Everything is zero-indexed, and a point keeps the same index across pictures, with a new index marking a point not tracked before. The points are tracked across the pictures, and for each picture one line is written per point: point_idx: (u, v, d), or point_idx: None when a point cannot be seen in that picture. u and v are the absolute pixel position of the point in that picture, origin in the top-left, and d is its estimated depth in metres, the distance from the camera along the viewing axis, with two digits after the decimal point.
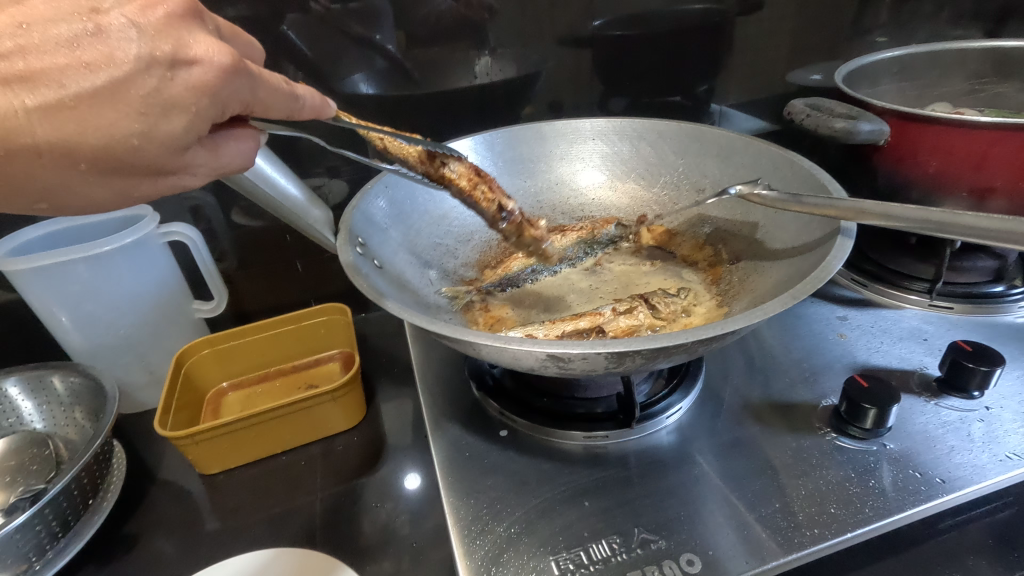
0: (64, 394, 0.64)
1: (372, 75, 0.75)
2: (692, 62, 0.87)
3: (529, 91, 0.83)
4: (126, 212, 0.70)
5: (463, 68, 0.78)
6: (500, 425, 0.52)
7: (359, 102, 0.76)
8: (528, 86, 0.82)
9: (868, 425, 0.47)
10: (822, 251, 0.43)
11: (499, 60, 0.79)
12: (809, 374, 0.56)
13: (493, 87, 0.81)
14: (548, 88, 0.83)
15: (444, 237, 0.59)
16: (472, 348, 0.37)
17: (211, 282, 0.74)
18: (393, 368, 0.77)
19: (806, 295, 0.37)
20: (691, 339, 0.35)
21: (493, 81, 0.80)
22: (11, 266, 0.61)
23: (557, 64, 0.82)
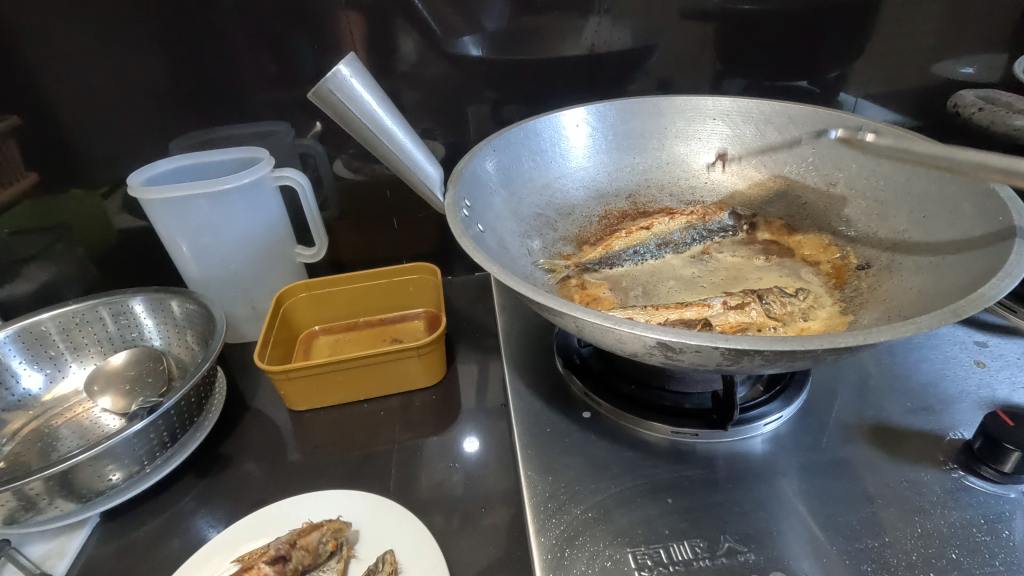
0: (179, 317, 0.69)
1: (482, 38, 0.73)
2: (826, 44, 0.78)
3: (642, 64, 0.78)
4: (245, 153, 0.73)
5: (575, 36, 0.75)
6: (583, 406, 0.51)
7: (467, 65, 0.75)
8: (641, 58, 0.78)
9: (1006, 467, 0.42)
10: (987, 265, 0.38)
11: (613, 30, 0.75)
12: (933, 402, 0.50)
13: (604, 58, 0.77)
14: (662, 63, 0.78)
15: (546, 208, 0.57)
16: (576, 325, 0.36)
17: (314, 228, 0.77)
18: (473, 334, 0.78)
19: (970, 314, 0.32)
20: (825, 347, 0.32)
21: (605, 51, 0.76)
22: (145, 195, 0.66)
23: (675, 38, 0.77)
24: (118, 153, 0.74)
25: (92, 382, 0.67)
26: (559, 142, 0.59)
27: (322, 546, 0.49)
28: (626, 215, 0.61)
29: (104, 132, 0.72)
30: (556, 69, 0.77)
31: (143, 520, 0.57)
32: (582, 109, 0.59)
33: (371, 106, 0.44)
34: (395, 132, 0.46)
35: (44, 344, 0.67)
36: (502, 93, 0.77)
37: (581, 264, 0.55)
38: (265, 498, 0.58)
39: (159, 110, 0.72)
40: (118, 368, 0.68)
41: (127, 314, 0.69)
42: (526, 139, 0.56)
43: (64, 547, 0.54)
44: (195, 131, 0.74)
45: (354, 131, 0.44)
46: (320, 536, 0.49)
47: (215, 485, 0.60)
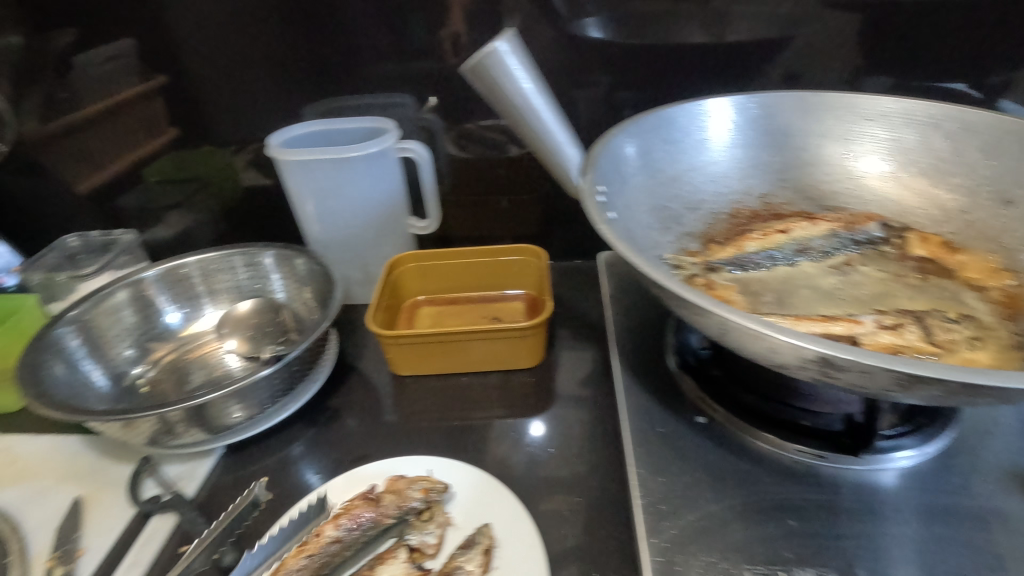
0: (301, 274, 0.73)
1: (606, 21, 0.71)
2: (992, 40, 0.69)
3: (774, 56, 0.73)
4: (373, 123, 0.75)
5: (703, 23, 0.71)
6: (697, 410, 0.49)
7: (587, 48, 0.73)
8: (776, 49, 0.72)
9: None
10: None
11: (746, 18, 0.70)
12: None
13: (732, 48, 0.72)
14: (800, 55, 0.72)
15: (674, 200, 0.55)
16: (721, 328, 0.34)
17: (429, 201, 0.78)
18: (573, 321, 0.77)
19: None
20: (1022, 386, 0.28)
21: (739, 39, 0.72)
22: (284, 156, 0.70)
23: (813, 29, 0.71)
24: (258, 116, 0.80)
25: (223, 325, 0.72)
26: (697, 132, 0.56)
27: (412, 492, 0.49)
28: (757, 215, 0.58)
29: (246, 96, 0.78)
30: (680, 57, 0.73)
31: (260, 457, 0.61)
32: (727, 100, 0.56)
33: (524, 82, 0.43)
34: (543, 110, 0.44)
35: (185, 285, 0.73)
36: (621, 78, 0.75)
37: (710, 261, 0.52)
38: (368, 454, 0.61)
39: (295, 77, 0.76)
40: (244, 315, 0.73)
41: (256, 266, 0.74)
42: (662, 126, 0.54)
43: (194, 471, 0.59)
44: (327, 98, 0.78)
45: (504, 104, 0.43)
46: (410, 483, 0.50)
47: (323, 436, 0.64)
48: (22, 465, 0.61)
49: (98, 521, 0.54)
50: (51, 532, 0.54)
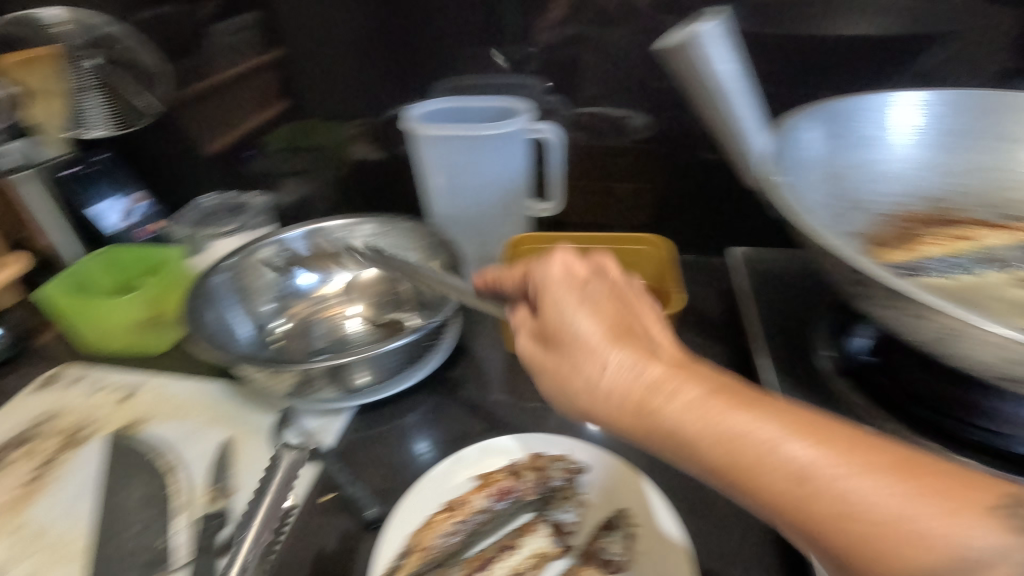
0: (428, 249, 0.73)
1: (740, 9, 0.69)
2: None
3: (923, 53, 0.68)
4: (504, 102, 0.75)
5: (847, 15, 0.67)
6: (860, 418, 0.46)
7: None
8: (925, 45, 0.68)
9: None
10: None
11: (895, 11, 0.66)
12: None
13: (877, 41, 0.67)
14: (952, 55, 0.67)
15: (845, 197, 0.52)
16: (942, 332, 0.32)
17: (554, 184, 0.78)
18: (692, 315, 0.75)
19: None
20: None
21: (890, 33, 0.67)
22: (424, 131, 0.71)
23: (966, 26, 0.66)
24: (390, 91, 0.83)
25: (350, 290, 0.75)
26: (868, 126, 0.53)
27: (556, 473, 0.50)
28: (929, 220, 0.54)
29: (378, 71, 0.81)
30: (819, 51, 0.69)
31: (389, 419, 0.64)
32: (896, 95, 0.53)
33: (722, 64, 0.41)
34: (735, 93, 0.42)
35: (318, 249, 0.76)
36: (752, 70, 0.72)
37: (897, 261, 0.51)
38: (491, 428, 0.62)
39: (426, 56, 0.79)
40: (369, 283, 0.75)
41: (384, 237, 0.76)
42: (831, 118, 0.52)
43: (330, 426, 0.62)
44: (456, 76, 0.80)
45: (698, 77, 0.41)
46: (552, 460, 0.51)
47: (446, 405, 0.65)
48: (175, 403, 0.66)
49: (246, 463, 0.58)
50: (205, 468, 0.58)
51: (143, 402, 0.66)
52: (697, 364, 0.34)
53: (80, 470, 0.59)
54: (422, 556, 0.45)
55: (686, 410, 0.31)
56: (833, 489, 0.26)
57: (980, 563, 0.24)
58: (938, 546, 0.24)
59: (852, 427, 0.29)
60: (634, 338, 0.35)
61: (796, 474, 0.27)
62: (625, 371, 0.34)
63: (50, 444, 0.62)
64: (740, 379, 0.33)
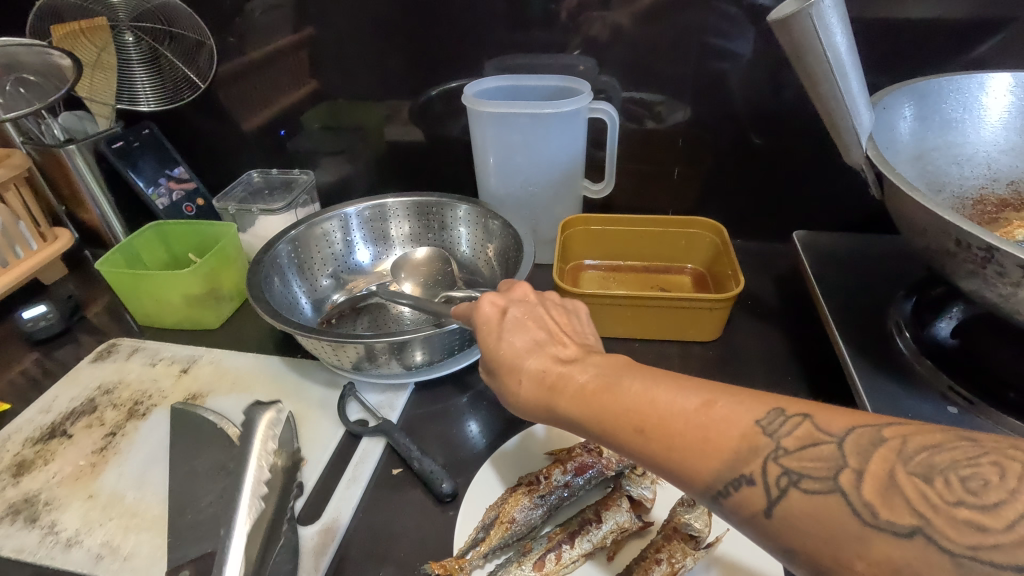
0: (489, 231, 0.72)
1: None
2: None
3: (996, 36, 0.66)
4: (564, 82, 0.75)
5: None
6: (948, 400, 0.46)
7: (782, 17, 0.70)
8: (998, 28, 0.66)
9: None
10: None
11: None
12: None
13: (950, 23, 0.66)
14: (1017, 41, 0.66)
15: (930, 180, 0.52)
16: None
17: (608, 165, 0.77)
18: (747, 300, 0.75)
19: None
20: None
21: (959, 16, 0.65)
22: (480, 108, 0.70)
23: None
24: (441, 69, 0.82)
25: (404, 268, 0.75)
26: (953, 109, 0.52)
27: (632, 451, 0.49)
28: (1008, 204, 0.54)
29: (430, 49, 0.80)
30: (889, 33, 0.67)
31: (451, 396, 0.64)
32: (994, 75, 0.51)
33: (839, 39, 0.39)
34: (849, 70, 0.40)
35: (372, 225, 0.75)
36: None
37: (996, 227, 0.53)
38: None
39: (480, 34, 0.78)
40: (422, 261, 0.75)
41: (440, 216, 0.75)
42: (918, 99, 0.51)
43: (394, 402, 0.61)
44: (511, 54, 0.79)
45: (805, 50, 0.40)
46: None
47: None
48: (234, 377, 0.66)
49: (313, 436, 0.58)
50: None
51: (204, 375, 0.66)
52: (585, 355, 0.37)
53: (147, 440, 0.59)
54: (505, 528, 0.45)
55: (574, 398, 0.34)
56: (656, 425, 0.29)
57: (759, 451, 0.27)
58: (724, 449, 0.28)
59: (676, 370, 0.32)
60: (541, 350, 0.38)
61: (633, 423, 0.30)
62: (533, 372, 0.37)
63: (115, 415, 0.62)
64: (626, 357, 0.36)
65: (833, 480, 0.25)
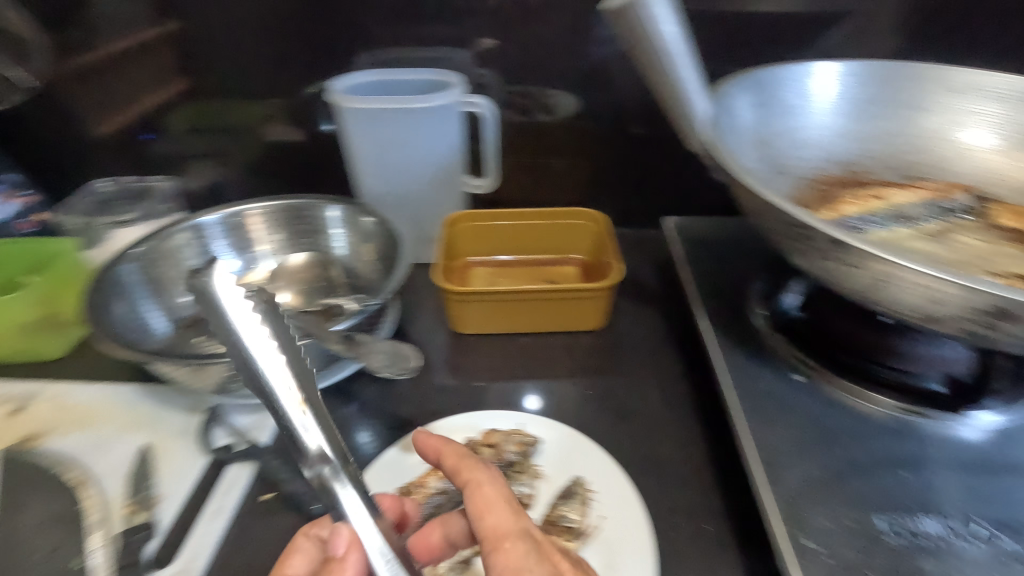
0: (365, 230, 0.69)
1: None
2: None
3: (830, 31, 0.72)
4: (435, 75, 0.72)
5: None
6: (793, 368, 0.49)
7: None
8: (831, 24, 0.72)
9: None
10: None
11: None
12: None
13: (789, 19, 0.71)
14: (849, 35, 0.72)
15: (769, 163, 0.54)
16: (878, 278, 0.34)
17: (489, 159, 0.77)
18: (629, 287, 0.77)
19: None
20: None
21: (797, 12, 0.70)
22: (347, 103, 0.67)
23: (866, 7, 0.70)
24: (308, 64, 0.78)
25: (276, 277, 0.70)
26: (792, 95, 0.55)
27: (508, 449, 0.50)
28: (841, 181, 0.58)
29: (295, 43, 0.76)
30: (738, 27, 0.71)
31: (328, 409, 0.60)
32: (817, 64, 0.55)
33: (666, 26, 0.41)
34: (680, 57, 0.42)
35: (240, 232, 0.70)
36: None
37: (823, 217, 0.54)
38: (440, 409, 0.60)
39: (348, 27, 0.75)
40: (297, 268, 0.71)
41: (315, 219, 0.71)
42: (759, 87, 0.54)
43: (265, 421, 0.57)
44: (383, 48, 0.76)
45: (638, 39, 0.42)
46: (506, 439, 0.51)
47: (390, 390, 0.63)
48: (79, 411, 0.59)
49: (171, 469, 0.53)
50: (123, 479, 0.52)
51: (40, 414, 0.59)
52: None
53: None
54: None
55: None
56: None
57: None
58: None
59: None
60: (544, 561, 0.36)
61: None
62: None
63: None
64: None
65: None
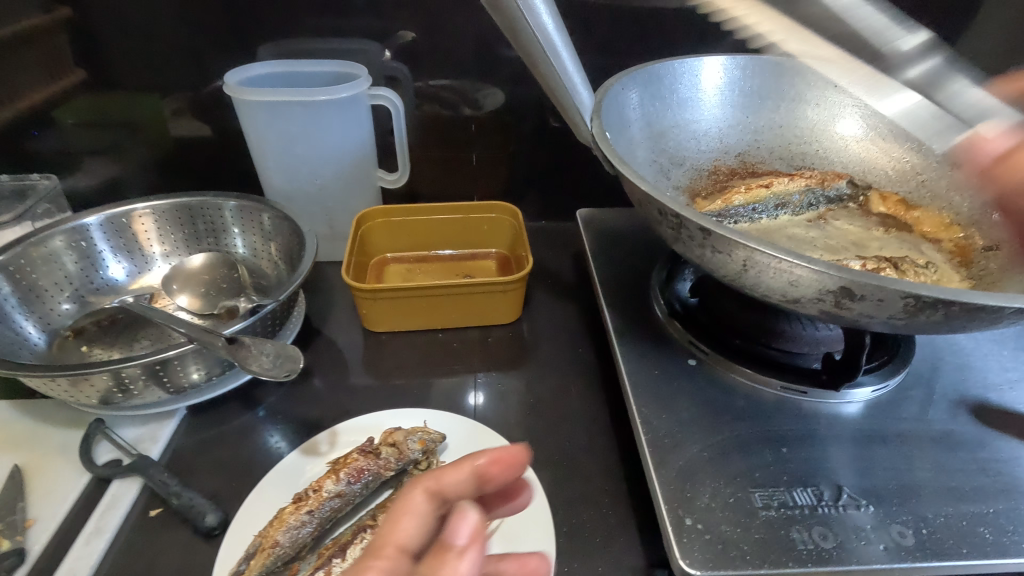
0: (267, 227, 0.67)
1: None
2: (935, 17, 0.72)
3: (736, 26, 0.73)
4: (341, 67, 0.70)
5: None
6: (687, 353, 0.51)
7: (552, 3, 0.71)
8: (738, 20, 0.73)
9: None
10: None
11: None
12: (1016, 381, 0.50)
13: (696, 15, 0.72)
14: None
15: (662, 155, 0.57)
16: (744, 263, 0.35)
17: (400, 154, 0.75)
18: (547, 280, 0.77)
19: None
20: (1008, 302, 0.30)
21: (705, 6, 0.72)
22: (242, 95, 0.64)
23: None
24: (207, 55, 0.74)
25: (172, 279, 0.66)
26: (683, 89, 0.58)
27: (410, 445, 0.48)
28: (735, 172, 0.61)
29: (191, 32, 0.72)
30: (646, 22, 0.72)
31: (230, 416, 0.57)
32: (703, 58, 0.58)
33: (545, 20, 0.41)
34: (561, 50, 0.43)
35: (129, 234, 0.66)
36: (589, 38, 0.73)
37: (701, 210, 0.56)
38: (350, 410, 0.59)
39: (247, 16, 0.71)
40: (196, 270, 0.67)
41: (213, 217, 0.68)
42: (649, 81, 0.56)
43: (156, 433, 0.54)
44: (288, 39, 0.73)
45: (520, 34, 0.42)
46: (407, 435, 0.48)
47: (298, 392, 0.60)
48: None
49: (47, 489, 0.49)
50: None
51: None
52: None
53: None
54: (267, 555, 0.41)
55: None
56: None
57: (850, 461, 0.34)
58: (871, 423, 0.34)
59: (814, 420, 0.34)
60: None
61: None
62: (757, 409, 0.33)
63: None
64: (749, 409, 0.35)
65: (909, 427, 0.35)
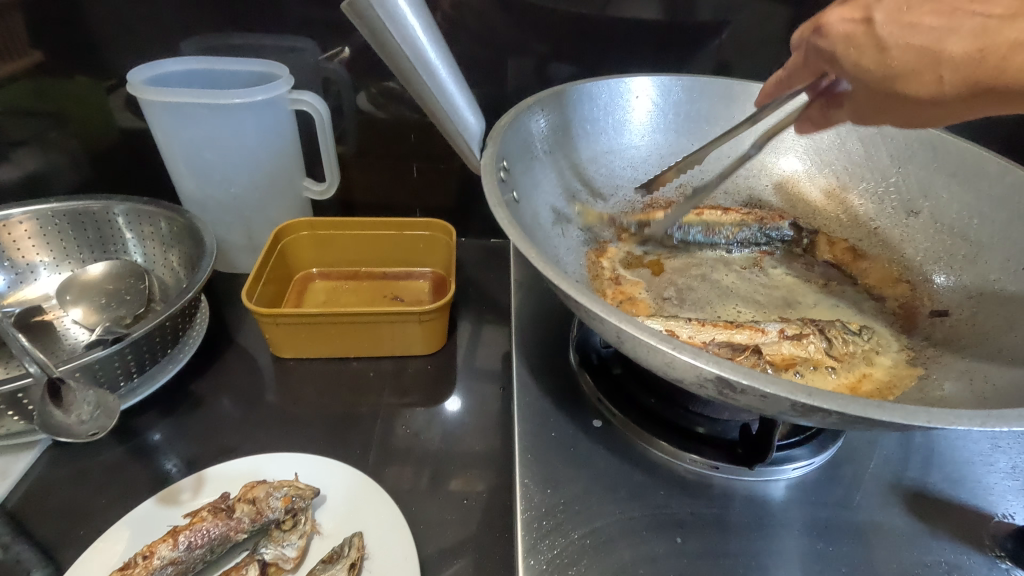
0: (166, 232, 0.63)
1: None
2: None
3: (707, 41, 0.66)
4: (261, 67, 0.64)
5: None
6: (595, 414, 0.45)
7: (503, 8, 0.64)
8: (709, 35, 0.66)
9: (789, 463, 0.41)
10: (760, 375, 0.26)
11: None
12: (957, 463, 0.44)
13: (663, 26, 0.64)
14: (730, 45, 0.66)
15: (588, 185, 0.53)
16: (617, 335, 0.30)
17: (328, 163, 0.69)
18: (482, 305, 0.72)
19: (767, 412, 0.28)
20: (901, 419, 0.25)
21: (671, 18, 0.64)
22: (144, 96, 0.59)
23: (748, 17, 0.64)
24: (120, 46, 0.66)
25: (66, 289, 0.61)
26: (617, 112, 0.54)
27: (272, 502, 0.43)
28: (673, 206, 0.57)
29: (100, 17, 0.64)
30: (608, 32, 0.64)
31: (97, 451, 0.52)
32: (642, 79, 0.54)
33: (415, 31, 0.36)
34: (438, 69, 0.38)
35: (12, 242, 0.61)
36: (552, 48, 0.65)
37: (619, 220, 0.53)
38: (233, 448, 0.53)
39: (165, 5, 0.64)
40: (93, 279, 0.62)
41: (109, 222, 0.63)
42: (576, 101, 0.51)
43: (8, 469, 0.48)
44: (214, 33, 0.66)
45: (397, 62, 0.36)
46: (270, 490, 0.44)
47: (181, 424, 0.55)
48: None
49: None
50: None
51: None
52: None
53: None
54: None
55: None
56: None
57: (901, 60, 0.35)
58: (962, 72, 0.33)
59: (938, 77, 0.34)
60: None
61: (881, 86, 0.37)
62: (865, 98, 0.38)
63: None
64: (910, 109, 0.37)
65: (886, 68, 0.36)
